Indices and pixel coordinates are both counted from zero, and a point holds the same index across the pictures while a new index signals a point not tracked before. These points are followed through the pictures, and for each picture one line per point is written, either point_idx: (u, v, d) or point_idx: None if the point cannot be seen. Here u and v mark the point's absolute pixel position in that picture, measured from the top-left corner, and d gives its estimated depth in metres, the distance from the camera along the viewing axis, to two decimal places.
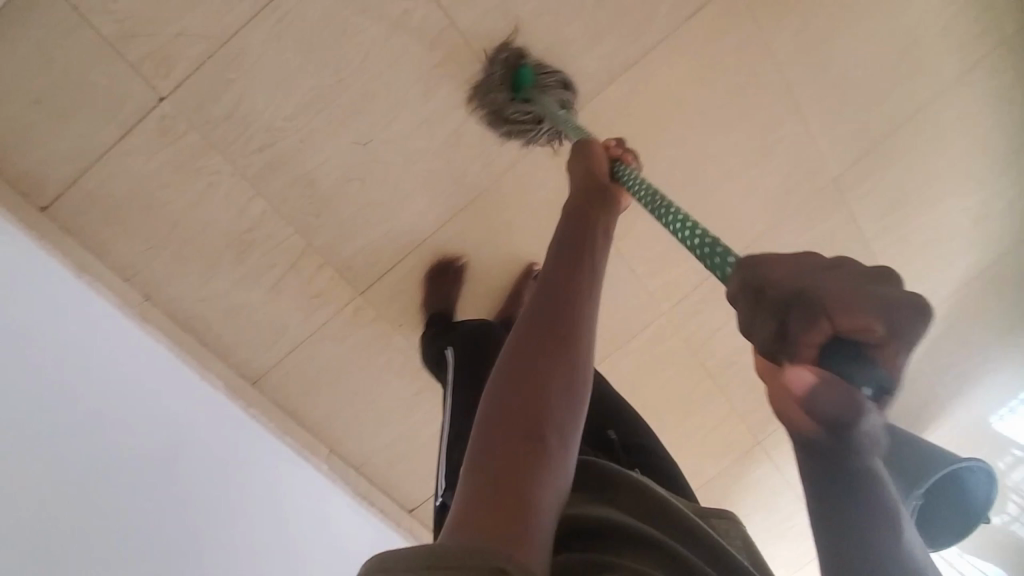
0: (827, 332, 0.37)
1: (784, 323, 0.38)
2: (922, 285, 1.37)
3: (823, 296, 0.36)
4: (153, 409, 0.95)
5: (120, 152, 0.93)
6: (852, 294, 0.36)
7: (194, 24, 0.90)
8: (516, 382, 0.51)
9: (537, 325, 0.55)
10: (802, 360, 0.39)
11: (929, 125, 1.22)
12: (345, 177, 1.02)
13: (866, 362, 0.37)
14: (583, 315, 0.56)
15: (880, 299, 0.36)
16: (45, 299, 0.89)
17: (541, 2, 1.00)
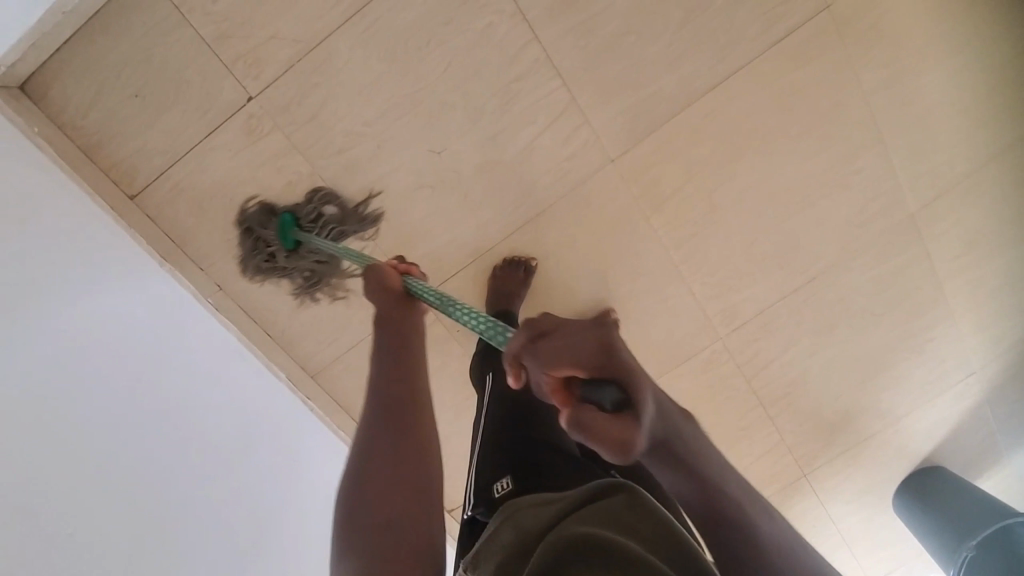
0: (557, 352, 0.45)
1: (535, 352, 0.46)
2: (995, 328, 1.31)
3: (537, 340, 0.47)
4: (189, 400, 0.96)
5: (207, 148, 0.96)
6: (575, 341, 0.45)
7: (287, 29, 0.92)
8: (367, 484, 0.57)
9: (373, 430, 0.61)
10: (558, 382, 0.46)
11: (1012, 165, 1.18)
12: (417, 183, 1.03)
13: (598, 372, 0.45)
14: (419, 423, 0.63)
15: (576, 339, 0.45)
16: (101, 287, 0.89)
17: (625, 20, 0.98)
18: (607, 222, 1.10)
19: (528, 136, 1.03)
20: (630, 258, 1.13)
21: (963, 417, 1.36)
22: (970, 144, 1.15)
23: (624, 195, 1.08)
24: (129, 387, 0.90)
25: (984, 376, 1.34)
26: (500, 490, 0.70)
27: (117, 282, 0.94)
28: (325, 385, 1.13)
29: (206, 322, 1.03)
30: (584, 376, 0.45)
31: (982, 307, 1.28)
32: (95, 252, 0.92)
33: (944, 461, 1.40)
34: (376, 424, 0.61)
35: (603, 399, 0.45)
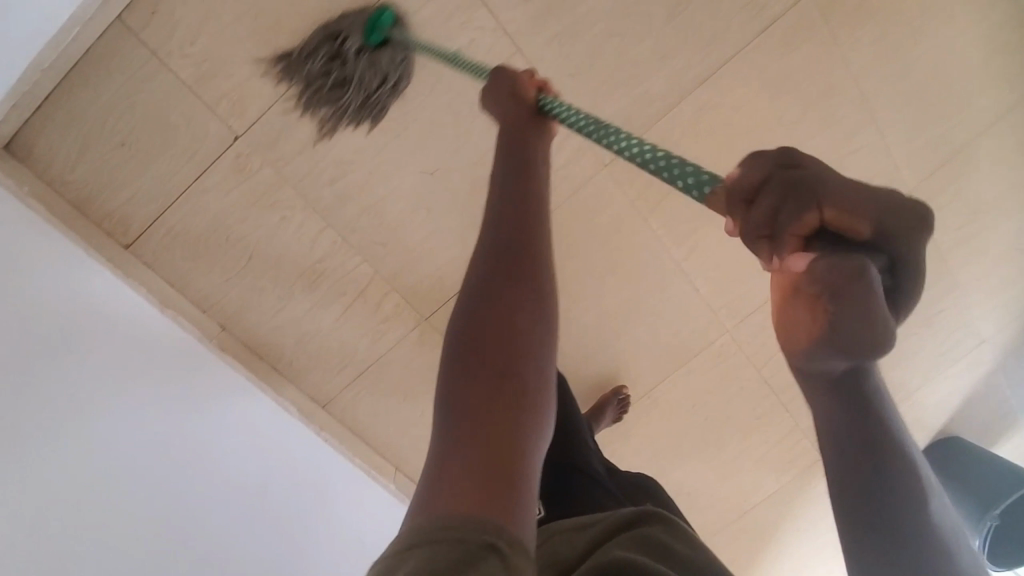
0: (815, 220, 0.36)
1: (782, 208, 0.36)
2: (1005, 296, 1.30)
3: (829, 194, 0.36)
4: (195, 402, 0.97)
5: (198, 189, 0.96)
6: (877, 207, 0.36)
7: (267, 63, 0.91)
8: (478, 323, 0.46)
9: (494, 273, 0.49)
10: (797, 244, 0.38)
11: (1010, 132, 1.16)
12: (412, 206, 1.02)
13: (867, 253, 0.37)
14: (540, 259, 0.51)
15: (883, 204, 0.36)
16: (101, 311, 0.92)
17: (609, 23, 0.97)
18: (605, 226, 1.09)
19: None
20: (633, 259, 1.12)
21: (978, 385, 1.36)
22: (966, 115, 1.13)
23: (621, 198, 1.07)
24: (133, 389, 0.92)
25: (997, 343, 1.33)
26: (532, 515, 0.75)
27: (118, 338, 0.92)
28: (338, 415, 1.12)
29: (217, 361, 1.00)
30: (851, 240, 0.37)
31: (990, 276, 1.27)
32: (94, 312, 0.91)
33: (961, 430, 1.40)
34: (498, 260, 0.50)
35: (877, 285, 0.37)
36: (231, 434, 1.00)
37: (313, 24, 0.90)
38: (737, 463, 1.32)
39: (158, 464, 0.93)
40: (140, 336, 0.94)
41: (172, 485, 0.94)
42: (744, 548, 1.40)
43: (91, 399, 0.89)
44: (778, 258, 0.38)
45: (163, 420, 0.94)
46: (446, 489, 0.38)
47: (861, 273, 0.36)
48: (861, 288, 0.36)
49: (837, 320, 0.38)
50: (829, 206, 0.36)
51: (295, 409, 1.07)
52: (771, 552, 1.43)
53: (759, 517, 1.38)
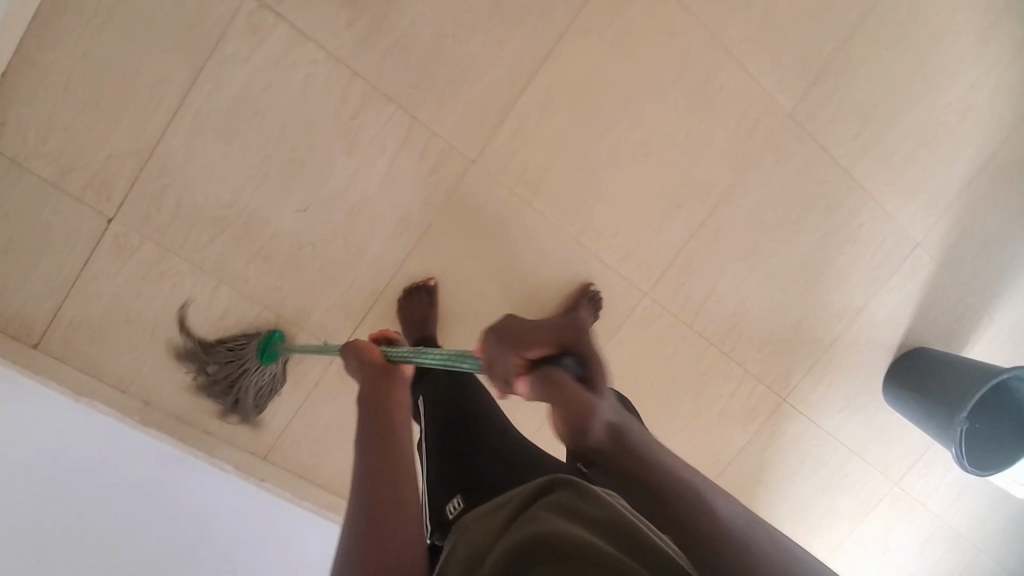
0: (520, 363, 0.53)
1: (503, 373, 0.55)
2: (927, 194, 1.26)
3: (516, 336, 0.53)
4: (135, 476, 1.00)
5: (88, 277, 1.00)
6: (550, 331, 0.53)
7: (119, 144, 0.95)
8: (359, 541, 0.51)
9: (365, 490, 0.55)
10: (514, 379, 0.54)
11: (882, 29, 1.14)
12: (295, 246, 1.05)
13: (553, 364, 0.53)
14: (405, 463, 0.59)
15: (550, 328, 0.53)
16: (13, 405, 0.93)
17: (436, 26, 0.99)
18: (490, 221, 1.11)
19: (384, 167, 1.04)
20: (528, 247, 1.13)
21: (925, 291, 1.32)
22: (827, 25, 1.11)
23: (498, 190, 1.09)
24: (67, 472, 0.94)
25: (931, 246, 1.28)
26: (452, 512, 0.73)
27: (36, 429, 0.93)
28: (282, 461, 1.16)
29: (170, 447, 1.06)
30: (543, 358, 0.53)
31: (902, 180, 1.23)
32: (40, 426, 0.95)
33: (922, 340, 1.36)
34: (368, 478, 0.56)
35: (562, 375, 0.52)
36: (176, 497, 1.02)
37: (151, 99, 0.94)
38: (697, 422, 1.31)
39: (101, 540, 0.94)
40: (61, 425, 0.96)
41: (119, 558, 0.95)
42: None
43: (23, 486, 0.90)
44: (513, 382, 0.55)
45: (105, 497, 0.96)
46: None
47: (548, 376, 0.51)
48: (550, 379, 0.51)
49: (563, 408, 0.50)
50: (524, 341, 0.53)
51: (231, 466, 1.09)
52: (762, 505, 1.40)
53: (736, 471, 1.36)
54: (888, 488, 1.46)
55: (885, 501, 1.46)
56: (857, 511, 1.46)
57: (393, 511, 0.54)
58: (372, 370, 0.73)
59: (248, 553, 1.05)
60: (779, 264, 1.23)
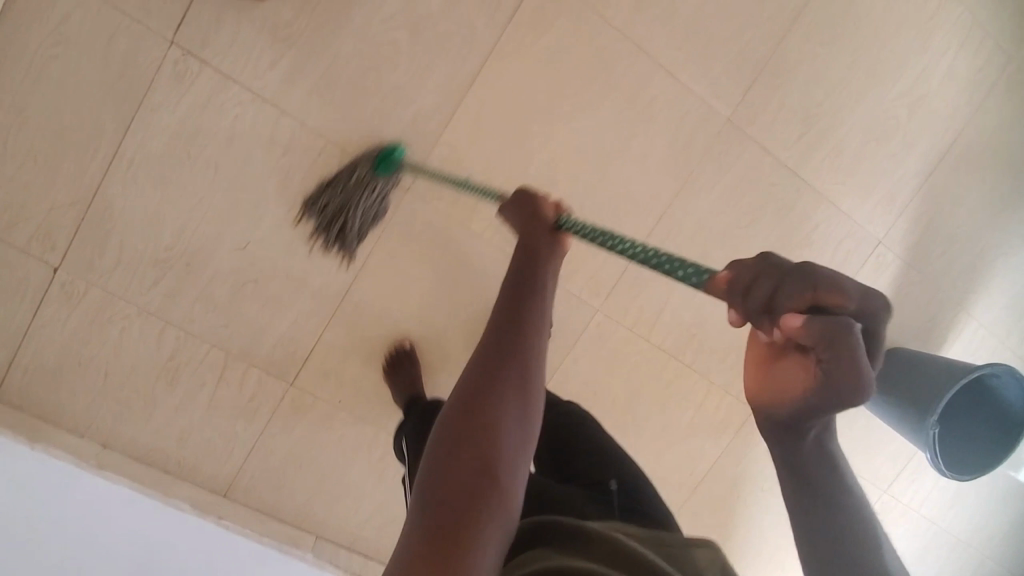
0: (807, 305, 0.43)
1: (772, 297, 0.44)
2: (882, 192, 1.23)
3: (817, 282, 0.43)
4: (90, 513, 1.04)
5: (38, 325, 1.03)
6: (845, 284, 0.44)
7: (60, 196, 0.99)
8: (471, 400, 0.49)
9: (488, 354, 0.52)
10: (785, 312, 0.44)
11: (813, 30, 1.13)
12: (239, 283, 1.07)
13: (837, 323, 0.44)
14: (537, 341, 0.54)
15: (859, 292, 0.44)
16: None
17: (359, 60, 1.01)
18: (431, 246, 1.11)
19: (321, 200, 1.05)
20: (473, 269, 1.14)
21: (894, 289, 1.28)
22: (755, 30, 1.11)
23: (436, 215, 1.10)
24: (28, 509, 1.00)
25: (894, 243, 1.26)
26: None
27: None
28: (242, 497, 1.16)
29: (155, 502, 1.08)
30: (826, 309, 0.44)
31: (853, 178, 1.21)
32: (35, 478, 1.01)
33: (896, 341, 1.31)
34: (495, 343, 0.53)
35: (846, 337, 0.44)
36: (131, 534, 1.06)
37: (88, 150, 0.98)
38: (665, 437, 1.28)
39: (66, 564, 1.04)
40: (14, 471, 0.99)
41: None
42: (711, 522, 1.33)
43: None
44: (784, 327, 0.44)
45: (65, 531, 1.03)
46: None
47: (832, 329, 0.43)
48: (834, 335, 0.44)
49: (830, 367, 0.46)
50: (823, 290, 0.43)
51: (188, 505, 1.10)
52: (743, 520, 1.35)
53: (712, 486, 1.32)
54: (878, 497, 1.40)
55: (876, 510, 1.40)
56: None
57: (501, 395, 0.50)
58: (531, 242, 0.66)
59: None
60: None
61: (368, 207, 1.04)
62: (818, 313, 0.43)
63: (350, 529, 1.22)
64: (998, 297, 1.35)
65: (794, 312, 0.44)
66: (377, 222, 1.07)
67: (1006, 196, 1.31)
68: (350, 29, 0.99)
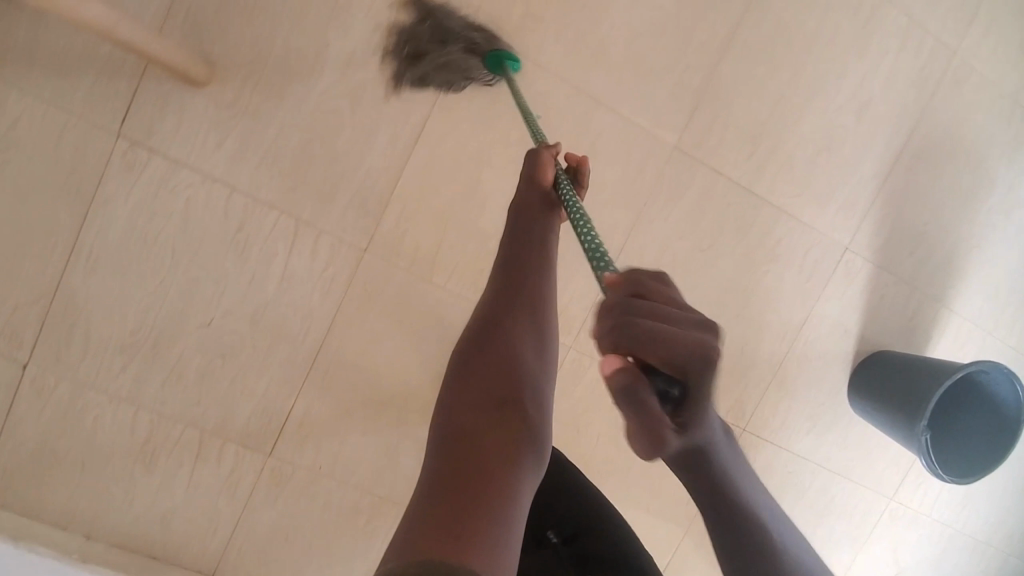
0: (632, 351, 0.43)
1: (610, 334, 0.44)
2: (841, 198, 1.23)
3: (647, 330, 0.42)
4: None
5: (12, 423, 1.03)
6: (665, 348, 0.42)
7: (24, 294, 1.00)
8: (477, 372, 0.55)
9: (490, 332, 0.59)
10: (613, 351, 0.44)
11: (747, 51, 1.15)
12: (206, 360, 1.07)
13: (656, 375, 0.43)
14: (533, 320, 0.62)
15: (683, 358, 0.42)
16: None
17: (303, 131, 1.03)
18: (394, 303, 1.11)
19: (279, 269, 1.06)
20: (438, 321, 1.14)
21: (868, 292, 1.27)
22: (690, 58, 1.13)
23: (396, 271, 1.10)
24: None
25: (861, 247, 1.25)
26: None
27: None
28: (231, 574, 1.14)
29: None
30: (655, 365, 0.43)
31: (810, 188, 1.21)
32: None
33: (878, 344, 1.29)
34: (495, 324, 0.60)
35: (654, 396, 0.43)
36: None
37: (47, 246, 1.00)
38: (656, 469, 1.25)
39: None
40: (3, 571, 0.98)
41: None
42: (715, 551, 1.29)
43: None
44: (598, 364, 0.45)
45: None
46: (436, 512, 0.41)
47: (639, 385, 0.42)
48: (644, 398, 0.42)
49: (635, 421, 0.44)
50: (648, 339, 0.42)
51: None
52: None
53: None
54: (885, 506, 1.36)
55: (884, 519, 1.36)
56: (858, 536, 1.36)
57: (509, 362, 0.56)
58: (525, 223, 0.71)
59: None
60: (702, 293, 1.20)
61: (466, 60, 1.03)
62: (628, 367, 0.42)
63: None
64: (977, 289, 1.33)
65: (609, 351, 0.44)
66: (450, 92, 1.06)
67: (971, 187, 1.30)
68: (291, 103, 1.02)
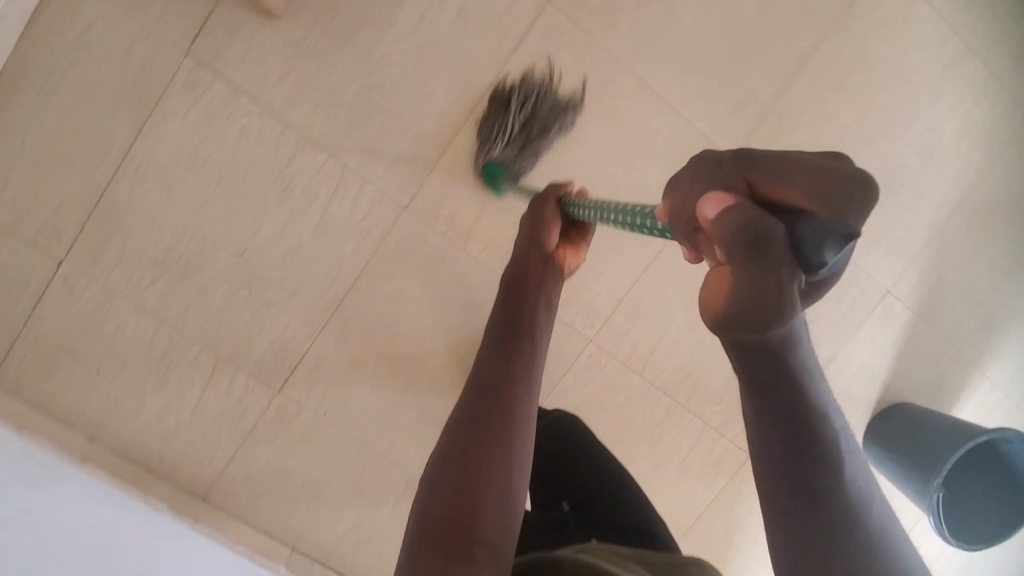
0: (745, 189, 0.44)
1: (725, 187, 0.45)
2: (890, 239, 1.20)
3: (768, 175, 0.43)
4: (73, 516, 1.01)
5: (38, 316, 1.06)
6: (811, 190, 0.40)
7: (71, 192, 1.02)
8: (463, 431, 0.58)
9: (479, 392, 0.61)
10: (716, 197, 0.45)
11: (821, 74, 1.12)
12: (233, 288, 1.09)
13: (794, 213, 0.42)
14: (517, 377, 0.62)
15: (820, 189, 0.40)
16: None
17: (364, 80, 1.04)
18: (424, 265, 1.11)
19: (317, 212, 1.07)
20: (462, 290, 1.14)
21: (901, 340, 1.23)
22: (763, 71, 1.11)
23: (431, 234, 1.10)
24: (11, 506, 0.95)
25: (903, 294, 1.21)
26: None
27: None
28: (220, 501, 1.16)
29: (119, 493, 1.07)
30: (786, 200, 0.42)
31: (861, 224, 1.18)
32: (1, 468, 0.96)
33: (903, 395, 1.26)
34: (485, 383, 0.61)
35: (783, 227, 0.41)
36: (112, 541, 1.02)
37: (100, 150, 1.02)
38: (654, 478, 1.23)
39: None
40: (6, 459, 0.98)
41: None
42: None
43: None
44: (699, 210, 0.46)
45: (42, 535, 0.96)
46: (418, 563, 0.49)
47: (757, 214, 0.41)
48: (766, 231, 0.40)
49: (756, 256, 0.41)
50: (766, 182, 0.44)
51: (165, 505, 1.10)
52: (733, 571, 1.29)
53: (702, 533, 1.27)
54: None
55: None
56: None
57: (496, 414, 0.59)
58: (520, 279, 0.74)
59: None
60: None
61: (525, 151, 1.06)
62: (736, 201, 0.43)
63: (326, 543, 1.21)
64: (1013, 356, 1.29)
65: (717, 191, 0.45)
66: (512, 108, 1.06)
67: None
68: (358, 50, 1.02)
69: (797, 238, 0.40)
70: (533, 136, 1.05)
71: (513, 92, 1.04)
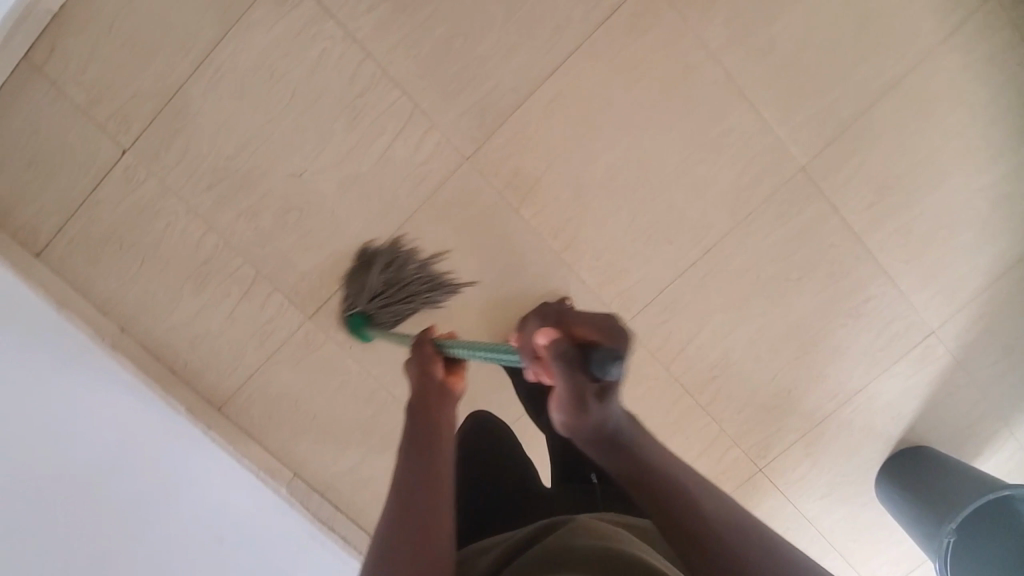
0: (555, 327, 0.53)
1: (538, 315, 0.55)
2: (946, 280, 1.17)
3: (573, 317, 0.53)
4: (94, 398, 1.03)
5: (95, 200, 1.08)
6: (595, 326, 0.52)
7: (147, 85, 1.04)
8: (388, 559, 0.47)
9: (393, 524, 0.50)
10: (537, 330, 0.54)
11: (909, 100, 1.09)
12: (284, 208, 1.09)
13: (589, 347, 0.51)
14: (439, 499, 0.53)
15: (603, 326, 0.51)
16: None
17: (452, 24, 1.03)
18: (475, 219, 1.10)
19: (380, 148, 1.07)
20: (507, 253, 1.12)
21: (935, 384, 1.21)
22: (850, 86, 1.08)
23: (488, 189, 1.09)
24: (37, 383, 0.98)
25: (947, 337, 1.19)
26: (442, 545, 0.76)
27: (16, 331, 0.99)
28: (233, 414, 1.17)
29: (100, 365, 1.06)
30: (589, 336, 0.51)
31: (919, 259, 1.15)
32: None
33: (926, 438, 1.24)
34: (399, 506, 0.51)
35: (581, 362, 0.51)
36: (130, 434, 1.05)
37: (182, 48, 1.03)
38: None
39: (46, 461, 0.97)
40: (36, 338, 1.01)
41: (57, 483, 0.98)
42: None
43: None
44: (533, 335, 0.54)
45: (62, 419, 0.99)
46: None
47: (562, 347, 0.51)
48: (570, 362, 0.51)
49: (567, 381, 0.51)
50: (571, 322, 0.53)
51: (182, 408, 1.11)
52: None
53: None
54: None
55: None
56: None
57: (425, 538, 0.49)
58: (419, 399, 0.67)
59: (186, 504, 1.06)
60: (772, 322, 1.16)
61: (387, 309, 1.11)
62: (556, 343, 0.51)
63: (328, 474, 1.22)
64: None
65: (540, 323, 0.54)
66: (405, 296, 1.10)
67: None
68: None
69: (589, 360, 0.50)
70: (405, 298, 1.10)
71: (383, 256, 1.09)
